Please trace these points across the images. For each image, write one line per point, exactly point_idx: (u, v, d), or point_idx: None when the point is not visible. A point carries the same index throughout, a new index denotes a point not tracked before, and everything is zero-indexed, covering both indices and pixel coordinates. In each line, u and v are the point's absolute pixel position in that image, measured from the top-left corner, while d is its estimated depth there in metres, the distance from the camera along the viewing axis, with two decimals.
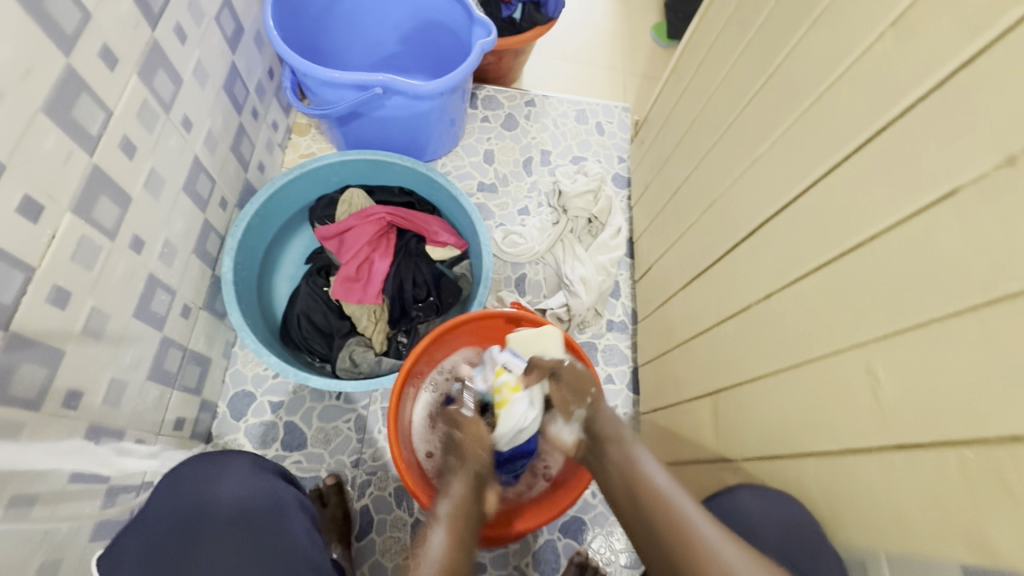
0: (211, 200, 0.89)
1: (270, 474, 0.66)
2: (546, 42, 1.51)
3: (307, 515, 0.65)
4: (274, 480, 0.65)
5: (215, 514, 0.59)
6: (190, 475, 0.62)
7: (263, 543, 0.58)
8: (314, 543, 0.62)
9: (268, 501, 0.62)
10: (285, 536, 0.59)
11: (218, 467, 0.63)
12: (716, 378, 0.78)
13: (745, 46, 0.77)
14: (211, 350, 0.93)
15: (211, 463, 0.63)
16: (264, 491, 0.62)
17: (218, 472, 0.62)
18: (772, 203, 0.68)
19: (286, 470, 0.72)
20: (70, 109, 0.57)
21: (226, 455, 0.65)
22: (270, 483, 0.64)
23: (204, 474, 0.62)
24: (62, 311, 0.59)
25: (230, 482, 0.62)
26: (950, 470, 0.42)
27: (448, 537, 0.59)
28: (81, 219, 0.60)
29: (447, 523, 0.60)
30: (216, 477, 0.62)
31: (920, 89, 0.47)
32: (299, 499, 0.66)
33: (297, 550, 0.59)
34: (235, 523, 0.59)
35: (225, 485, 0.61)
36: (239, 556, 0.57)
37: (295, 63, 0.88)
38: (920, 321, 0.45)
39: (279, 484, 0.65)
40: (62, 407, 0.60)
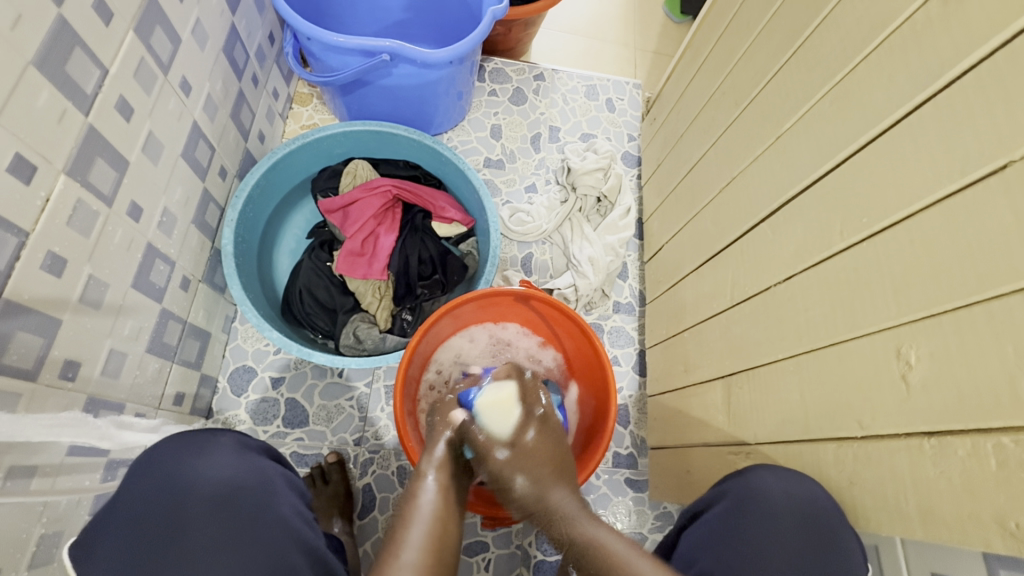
0: (211, 168, 0.86)
1: (256, 454, 0.61)
2: (556, 13, 1.45)
3: (298, 496, 0.62)
4: (261, 464, 0.60)
5: (199, 497, 0.55)
6: (166, 455, 0.57)
7: (255, 527, 0.54)
8: (306, 524, 0.59)
9: (257, 490, 0.57)
10: (279, 519, 0.56)
11: (201, 452, 0.58)
12: (730, 361, 0.76)
13: (772, 17, 0.74)
14: (211, 325, 0.91)
15: (191, 444, 0.58)
16: (251, 471, 0.58)
17: (200, 452, 0.58)
18: (796, 182, 0.65)
19: (275, 449, 0.67)
20: (64, 64, 0.54)
21: (210, 437, 0.60)
22: (256, 464, 0.59)
23: (185, 454, 0.57)
24: (58, 278, 0.57)
25: (215, 462, 0.57)
26: (985, 458, 0.41)
27: (437, 492, 0.56)
28: (76, 182, 0.57)
29: (436, 477, 0.58)
30: (198, 457, 0.57)
31: (969, 59, 0.44)
32: (289, 480, 0.62)
33: (288, 546, 0.55)
34: (222, 506, 0.55)
35: (209, 469, 0.56)
36: (226, 552, 0.53)
37: (299, 26, 0.84)
38: (957, 304, 0.43)
39: (266, 464, 0.60)
40: (60, 377, 0.58)
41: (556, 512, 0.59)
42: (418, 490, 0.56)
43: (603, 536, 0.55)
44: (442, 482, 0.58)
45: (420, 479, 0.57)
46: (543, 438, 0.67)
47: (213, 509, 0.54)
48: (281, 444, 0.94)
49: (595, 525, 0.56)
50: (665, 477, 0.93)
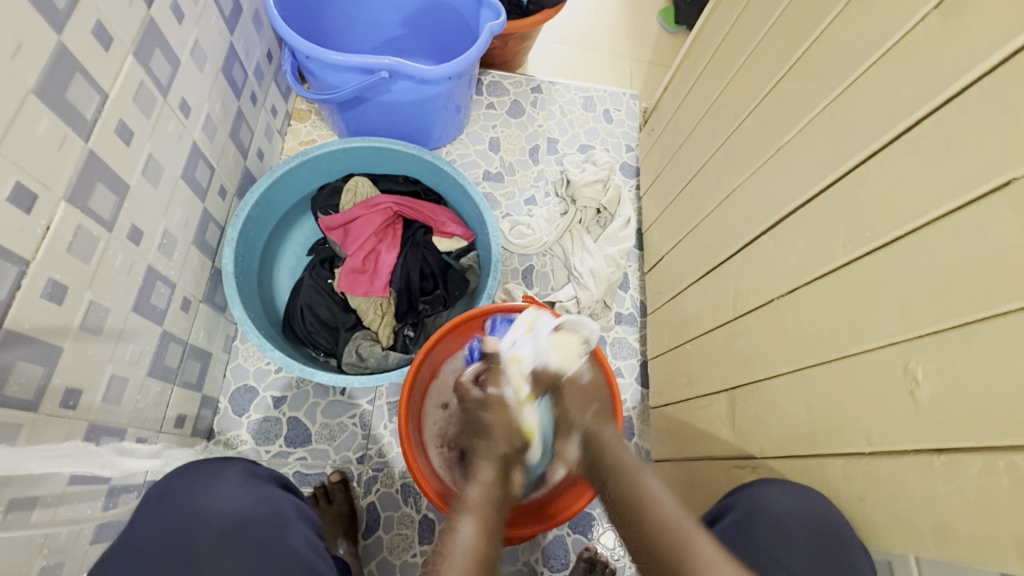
0: (210, 188, 0.85)
1: (266, 483, 0.61)
2: (551, 25, 1.46)
3: (308, 525, 0.61)
4: (270, 493, 0.60)
5: (208, 530, 0.54)
6: (174, 487, 0.57)
7: (267, 559, 0.54)
8: (318, 554, 0.58)
9: (265, 519, 0.56)
10: (291, 550, 0.55)
11: (208, 481, 0.57)
12: (734, 373, 0.76)
13: (770, 30, 0.74)
14: (211, 345, 0.90)
15: (200, 473, 0.58)
16: (259, 502, 0.58)
17: (210, 481, 0.58)
18: (797, 194, 0.66)
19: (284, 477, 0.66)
20: (64, 90, 0.54)
21: (218, 465, 0.60)
22: (267, 494, 0.59)
23: (191, 486, 0.57)
24: (59, 306, 0.56)
25: (226, 492, 0.57)
26: (998, 476, 0.40)
27: (479, 529, 0.53)
28: (76, 208, 0.57)
29: (477, 512, 0.55)
30: (208, 488, 0.57)
31: (969, 76, 0.45)
32: (299, 510, 0.61)
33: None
34: (232, 538, 0.54)
35: (215, 500, 0.56)
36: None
37: (297, 45, 0.84)
38: (965, 319, 0.43)
39: (275, 494, 0.60)
40: (60, 406, 0.58)
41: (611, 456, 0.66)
42: (457, 528, 0.53)
43: (676, 517, 0.56)
44: (485, 518, 0.54)
45: (459, 516, 0.54)
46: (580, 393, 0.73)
47: (223, 541, 0.54)
48: (283, 464, 0.93)
49: (664, 504, 0.58)
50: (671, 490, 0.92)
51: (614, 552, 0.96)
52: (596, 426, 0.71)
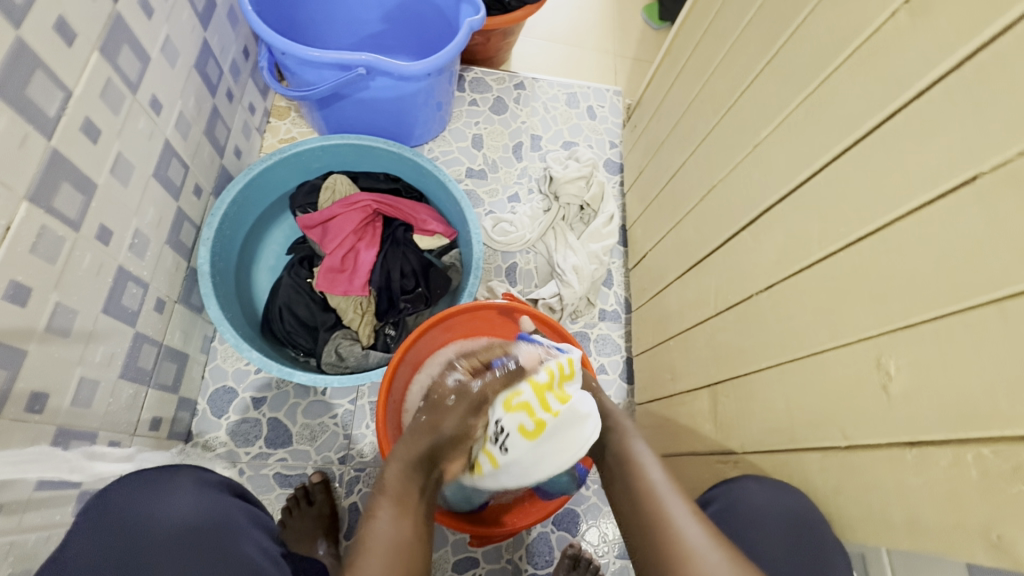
0: (185, 187, 0.84)
1: (220, 490, 0.60)
2: (535, 21, 1.46)
3: (263, 531, 0.60)
4: (222, 501, 0.59)
5: (156, 540, 0.53)
6: (119, 499, 0.55)
7: (217, 568, 0.53)
8: (271, 561, 0.58)
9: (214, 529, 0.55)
10: (242, 559, 0.55)
11: (158, 490, 0.56)
12: (715, 369, 0.76)
13: (747, 26, 0.74)
14: (188, 346, 0.89)
15: (148, 484, 0.57)
16: (210, 510, 0.57)
17: (159, 491, 0.56)
18: (773, 190, 0.66)
19: (240, 484, 0.65)
20: (25, 87, 0.53)
21: (170, 472, 0.59)
22: (217, 502, 0.58)
23: (141, 495, 0.56)
24: (22, 307, 0.55)
25: (174, 502, 0.56)
26: (966, 468, 0.41)
27: (394, 516, 0.53)
28: (40, 208, 0.56)
29: (396, 498, 0.55)
30: (157, 497, 0.56)
31: (937, 72, 0.45)
32: (253, 516, 0.61)
33: None
34: (181, 547, 0.53)
35: (164, 510, 0.55)
36: None
37: (273, 41, 0.83)
38: (933, 314, 0.44)
39: (228, 501, 0.59)
40: (26, 411, 0.56)
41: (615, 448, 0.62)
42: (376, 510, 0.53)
43: (657, 479, 0.56)
44: (403, 507, 0.54)
45: (378, 501, 0.54)
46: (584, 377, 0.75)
47: (172, 550, 0.53)
48: (264, 465, 0.92)
49: (648, 465, 0.58)
50: None
51: (599, 548, 0.96)
52: (596, 400, 0.71)
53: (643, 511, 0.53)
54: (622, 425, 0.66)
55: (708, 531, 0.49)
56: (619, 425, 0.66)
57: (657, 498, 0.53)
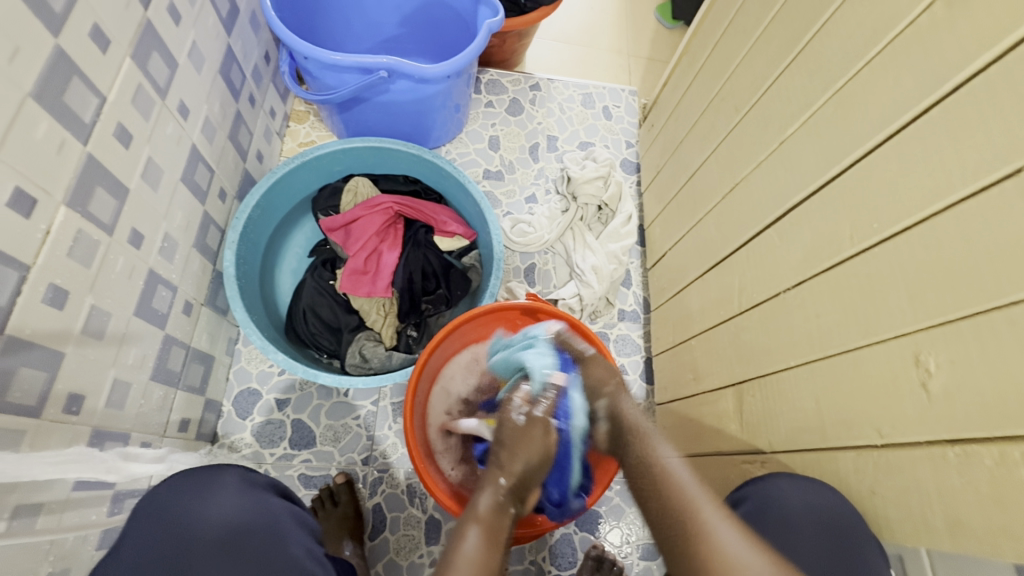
0: (210, 191, 0.85)
1: (264, 491, 0.60)
2: (549, 23, 1.46)
3: (307, 532, 0.61)
4: (267, 500, 0.59)
5: (204, 539, 0.54)
6: (168, 496, 0.56)
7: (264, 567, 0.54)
8: (317, 561, 0.58)
9: (262, 525, 0.56)
10: (288, 558, 0.55)
11: (205, 488, 0.57)
12: (740, 368, 0.76)
13: (770, 23, 0.74)
14: (214, 349, 0.90)
15: (193, 484, 0.57)
16: (257, 510, 0.57)
17: (206, 489, 0.57)
18: (802, 187, 0.65)
19: (284, 485, 0.66)
20: (62, 94, 0.54)
21: (214, 472, 0.59)
22: (262, 501, 0.59)
23: (189, 494, 0.56)
24: (60, 311, 0.56)
25: (221, 501, 0.56)
26: (1012, 467, 0.40)
27: (486, 542, 0.51)
28: (77, 213, 0.57)
29: (482, 523, 0.53)
30: (203, 496, 0.57)
31: (974, 64, 0.44)
32: (297, 517, 0.61)
33: None
34: (229, 547, 0.54)
35: (212, 507, 0.56)
36: None
37: (295, 45, 0.84)
38: (974, 310, 0.43)
39: (273, 500, 0.60)
40: (64, 412, 0.57)
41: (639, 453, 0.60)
42: (464, 533, 0.52)
43: (683, 476, 0.55)
44: (491, 529, 0.53)
45: (467, 524, 0.53)
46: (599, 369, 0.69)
47: (219, 551, 0.53)
48: (288, 466, 0.92)
49: (670, 462, 0.57)
50: None
51: (621, 549, 0.96)
52: (613, 398, 0.66)
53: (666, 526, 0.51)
54: (638, 428, 0.63)
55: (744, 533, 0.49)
56: (638, 428, 0.63)
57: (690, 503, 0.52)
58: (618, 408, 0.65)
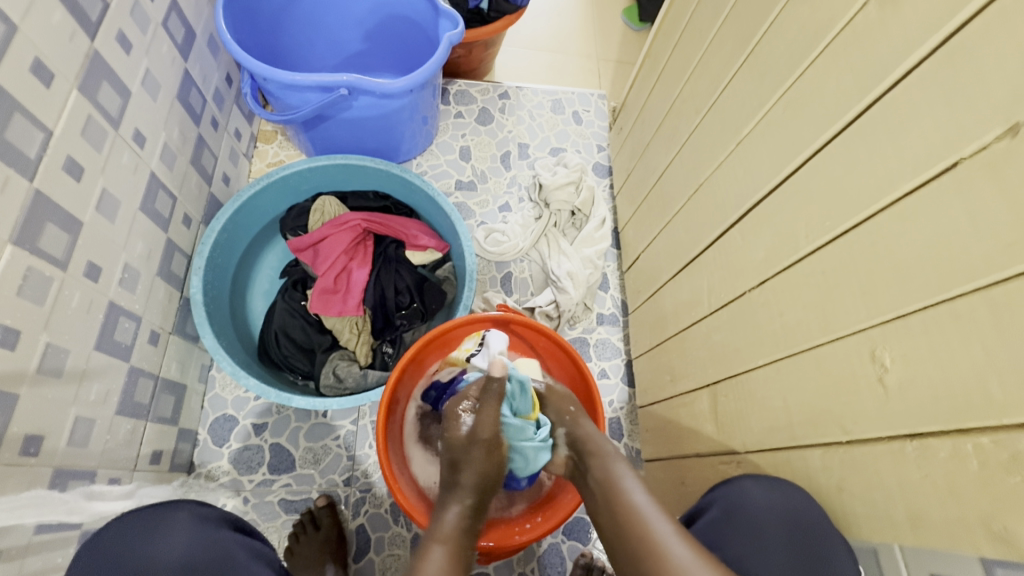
0: (173, 218, 0.84)
1: (219, 526, 0.60)
2: (515, 30, 1.46)
3: (265, 564, 0.60)
4: (220, 535, 0.58)
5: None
6: (121, 539, 0.55)
7: None
8: None
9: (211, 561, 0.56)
10: None
11: (156, 526, 0.57)
12: (713, 368, 0.76)
13: (723, 24, 0.74)
14: (185, 377, 0.89)
15: (143, 525, 0.57)
16: (205, 546, 0.56)
17: (154, 529, 0.56)
18: (759, 187, 0.65)
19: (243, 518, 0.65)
20: (4, 130, 0.53)
21: (167, 508, 0.59)
22: (214, 537, 0.58)
23: (139, 532, 0.56)
24: (12, 352, 0.54)
25: (172, 538, 0.56)
26: (966, 459, 0.40)
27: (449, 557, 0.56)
28: (25, 250, 0.56)
29: (449, 543, 0.57)
30: (154, 535, 0.56)
31: (908, 62, 0.45)
32: (253, 550, 0.60)
33: None
34: None
35: (162, 545, 0.55)
36: None
37: (253, 67, 0.83)
38: (922, 304, 0.43)
39: (226, 535, 0.59)
40: (21, 454, 0.56)
41: (600, 473, 0.62)
42: (428, 551, 0.56)
43: (641, 501, 0.57)
44: (456, 546, 0.57)
45: (430, 544, 0.57)
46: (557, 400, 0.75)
47: None
48: (268, 492, 0.91)
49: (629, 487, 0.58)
50: (660, 490, 0.92)
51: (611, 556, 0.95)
52: (572, 425, 0.71)
53: (629, 541, 0.53)
54: (600, 447, 0.66)
55: (692, 547, 0.50)
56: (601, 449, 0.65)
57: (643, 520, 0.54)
58: (577, 434, 0.69)
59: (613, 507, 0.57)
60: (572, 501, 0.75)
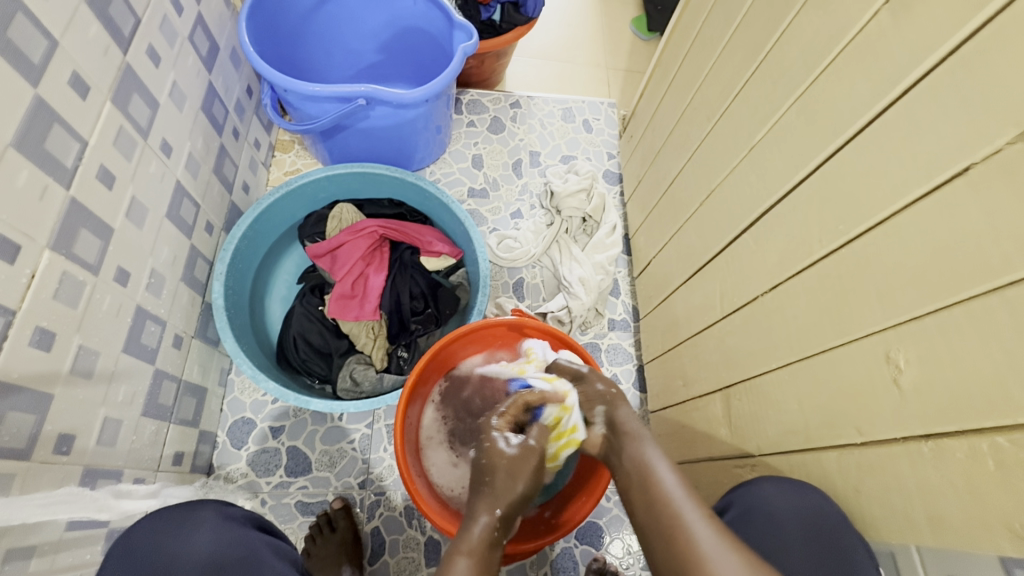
0: (197, 225, 0.86)
1: (243, 525, 0.61)
2: (526, 41, 1.49)
3: (287, 562, 0.61)
4: (245, 533, 0.60)
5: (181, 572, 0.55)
6: (148, 538, 0.57)
7: None
8: None
9: (236, 557, 0.57)
10: None
11: (185, 522, 0.58)
12: (727, 372, 0.76)
13: (733, 34, 0.76)
14: (206, 380, 0.91)
15: (171, 521, 0.58)
16: (231, 544, 0.58)
17: (182, 526, 0.58)
18: (771, 194, 0.67)
19: (265, 518, 0.66)
20: (44, 141, 0.55)
21: (195, 507, 0.61)
22: (239, 535, 0.59)
23: (168, 530, 0.58)
24: (47, 353, 0.57)
25: (199, 535, 0.57)
26: (982, 458, 0.41)
27: (473, 574, 0.51)
28: (61, 255, 0.58)
29: (475, 554, 0.53)
30: (181, 532, 0.57)
31: (920, 69, 0.46)
32: (277, 549, 0.62)
33: None
34: None
35: (191, 541, 0.57)
36: None
37: (275, 78, 0.86)
38: (938, 306, 0.44)
39: (251, 535, 0.60)
40: (54, 453, 0.58)
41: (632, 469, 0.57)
42: (451, 564, 0.51)
43: (669, 482, 0.53)
44: (482, 557, 0.53)
45: (455, 554, 0.53)
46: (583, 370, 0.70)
47: None
48: (285, 494, 0.92)
49: (659, 469, 0.55)
50: None
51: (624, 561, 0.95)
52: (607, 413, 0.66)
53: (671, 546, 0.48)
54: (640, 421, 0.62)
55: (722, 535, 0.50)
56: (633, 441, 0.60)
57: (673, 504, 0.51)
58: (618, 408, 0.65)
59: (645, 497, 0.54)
60: (583, 509, 0.75)
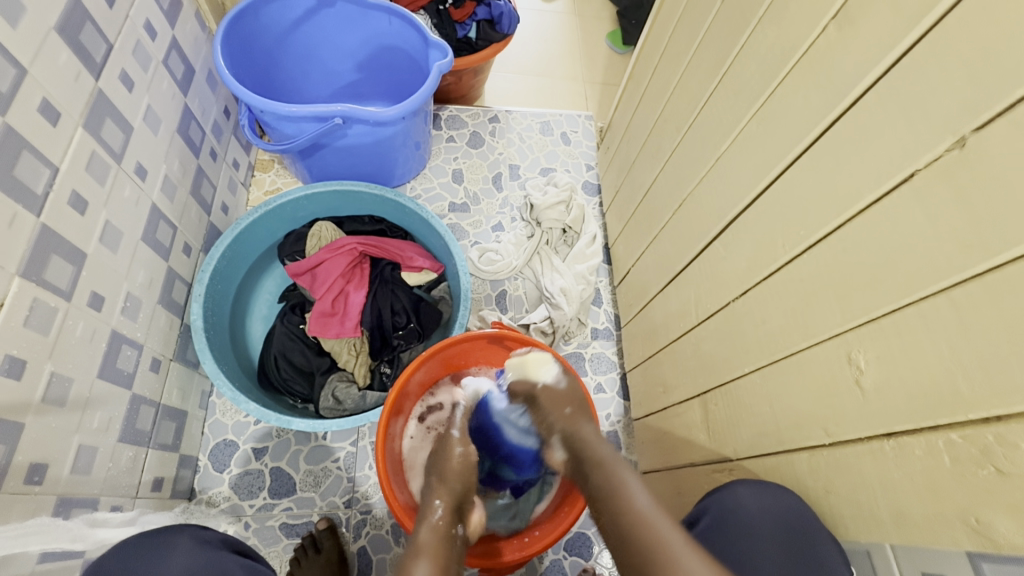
0: (174, 247, 0.86)
1: (218, 548, 0.60)
2: (504, 57, 1.51)
3: None
4: (220, 556, 0.59)
5: None
6: (123, 566, 0.56)
7: None
8: None
9: None
10: None
11: (158, 550, 0.57)
12: (704, 377, 0.77)
13: (698, 48, 0.78)
14: (186, 404, 0.90)
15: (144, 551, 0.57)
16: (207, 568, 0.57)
17: (156, 555, 0.57)
18: (738, 201, 0.68)
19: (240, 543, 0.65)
20: (12, 168, 0.55)
21: (167, 535, 0.60)
22: (215, 559, 0.58)
23: (140, 560, 0.56)
24: (17, 381, 0.56)
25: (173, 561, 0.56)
26: (939, 454, 0.42)
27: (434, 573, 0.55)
28: (32, 282, 0.58)
29: (431, 554, 0.57)
30: (155, 561, 0.56)
31: (867, 79, 0.48)
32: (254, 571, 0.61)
33: None
34: None
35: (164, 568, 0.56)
36: None
37: (250, 100, 0.86)
38: (893, 307, 0.45)
39: (226, 557, 0.59)
40: (26, 483, 0.57)
41: (605, 479, 0.61)
42: (412, 566, 0.55)
43: (641, 503, 0.57)
44: (439, 558, 0.57)
45: (414, 556, 0.57)
46: (551, 400, 0.72)
47: None
48: (269, 516, 0.91)
49: (634, 488, 0.58)
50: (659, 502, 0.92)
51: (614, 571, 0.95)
52: (569, 426, 0.69)
53: (634, 541, 0.54)
54: (599, 455, 0.65)
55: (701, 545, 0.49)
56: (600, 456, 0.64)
57: (655, 522, 0.54)
58: (577, 436, 0.68)
59: (614, 511, 0.57)
60: (566, 519, 0.75)
